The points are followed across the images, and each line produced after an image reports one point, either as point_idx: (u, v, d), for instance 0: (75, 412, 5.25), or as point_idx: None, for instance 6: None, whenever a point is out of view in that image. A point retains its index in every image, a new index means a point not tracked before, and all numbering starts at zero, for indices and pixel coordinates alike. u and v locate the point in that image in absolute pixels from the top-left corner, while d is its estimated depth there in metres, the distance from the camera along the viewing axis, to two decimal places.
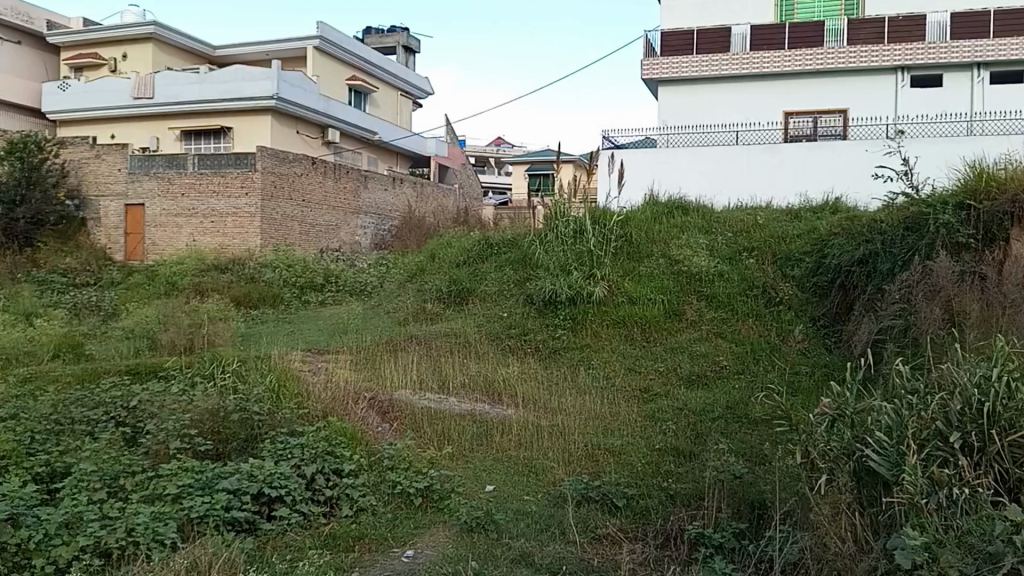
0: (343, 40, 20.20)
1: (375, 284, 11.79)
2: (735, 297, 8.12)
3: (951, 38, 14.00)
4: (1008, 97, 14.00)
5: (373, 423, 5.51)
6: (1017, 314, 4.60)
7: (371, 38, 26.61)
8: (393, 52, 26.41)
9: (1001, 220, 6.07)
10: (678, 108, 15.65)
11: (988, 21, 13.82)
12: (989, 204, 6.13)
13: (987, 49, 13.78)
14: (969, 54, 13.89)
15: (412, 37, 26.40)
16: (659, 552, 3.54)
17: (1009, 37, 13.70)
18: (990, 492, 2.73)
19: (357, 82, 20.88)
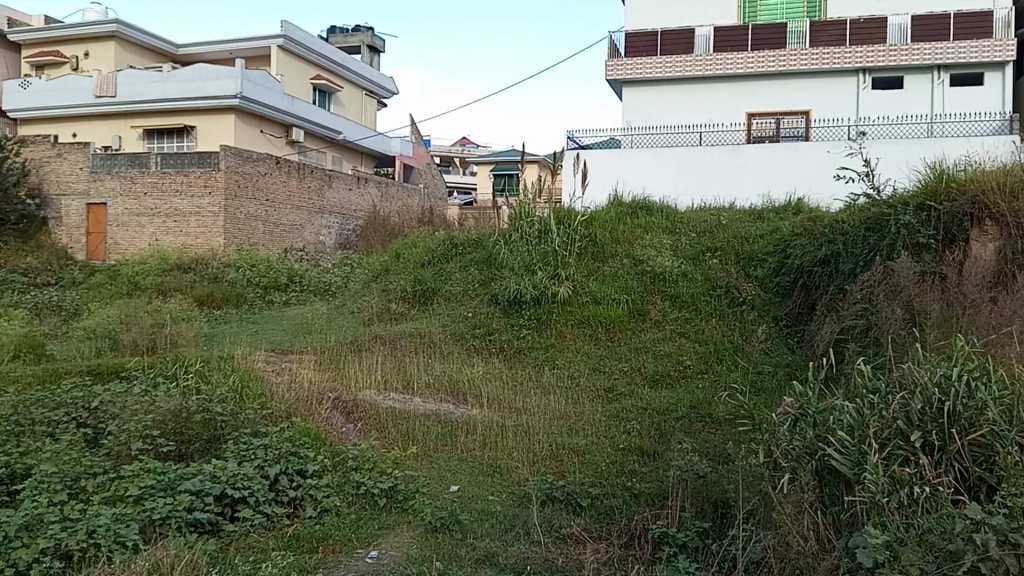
0: (307, 38, 20.06)
1: (339, 284, 11.73)
2: (698, 297, 8.16)
3: (912, 40, 14.18)
4: (967, 99, 14.20)
5: (337, 423, 5.47)
6: (977, 314, 4.66)
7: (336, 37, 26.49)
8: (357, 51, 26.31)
9: (961, 220, 6.14)
10: (642, 108, 15.73)
11: (949, 24, 14.03)
12: (949, 205, 6.20)
13: (947, 52, 13.97)
14: (929, 57, 14.06)
15: (376, 37, 26.32)
16: (623, 552, 3.54)
17: (968, 40, 13.90)
18: (950, 490, 2.75)
19: (321, 82, 20.75)
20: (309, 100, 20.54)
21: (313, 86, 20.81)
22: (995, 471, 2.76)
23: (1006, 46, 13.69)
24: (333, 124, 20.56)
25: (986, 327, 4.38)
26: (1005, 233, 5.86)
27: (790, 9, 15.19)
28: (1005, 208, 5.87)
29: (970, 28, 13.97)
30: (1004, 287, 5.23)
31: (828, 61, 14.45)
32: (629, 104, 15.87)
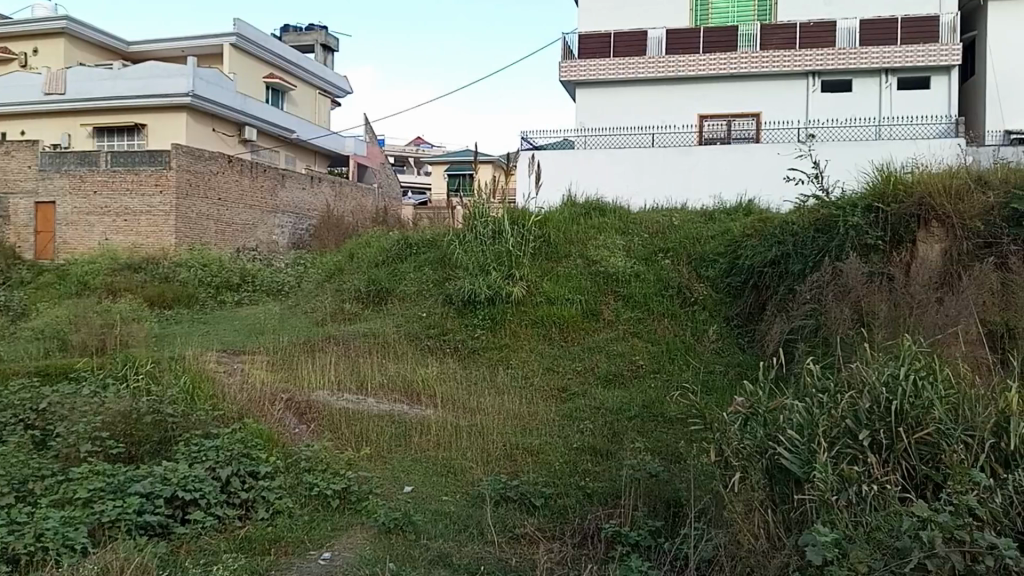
0: (259, 36, 19.88)
1: (292, 284, 11.60)
2: (651, 296, 8.22)
3: (861, 44, 14.38)
4: (913, 103, 14.46)
5: (290, 425, 5.43)
6: (923, 314, 4.74)
7: (289, 36, 26.30)
8: (310, 50, 26.13)
9: (908, 222, 6.24)
10: (595, 109, 15.82)
11: (896, 28, 14.26)
12: (897, 206, 6.30)
13: (894, 56, 14.20)
14: (877, 60, 14.29)
15: (330, 36, 26.15)
16: (577, 551, 3.54)
17: (914, 44, 14.13)
18: (898, 488, 2.79)
19: (274, 80, 20.57)
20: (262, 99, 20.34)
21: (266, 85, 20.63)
22: (942, 469, 2.80)
23: (952, 51, 13.95)
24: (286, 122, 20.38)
25: (933, 326, 4.46)
26: (951, 235, 5.97)
27: (740, 12, 15.34)
28: (950, 210, 5.98)
29: (916, 32, 14.20)
30: (949, 287, 5.33)
31: (778, 64, 14.66)
32: (583, 106, 15.96)
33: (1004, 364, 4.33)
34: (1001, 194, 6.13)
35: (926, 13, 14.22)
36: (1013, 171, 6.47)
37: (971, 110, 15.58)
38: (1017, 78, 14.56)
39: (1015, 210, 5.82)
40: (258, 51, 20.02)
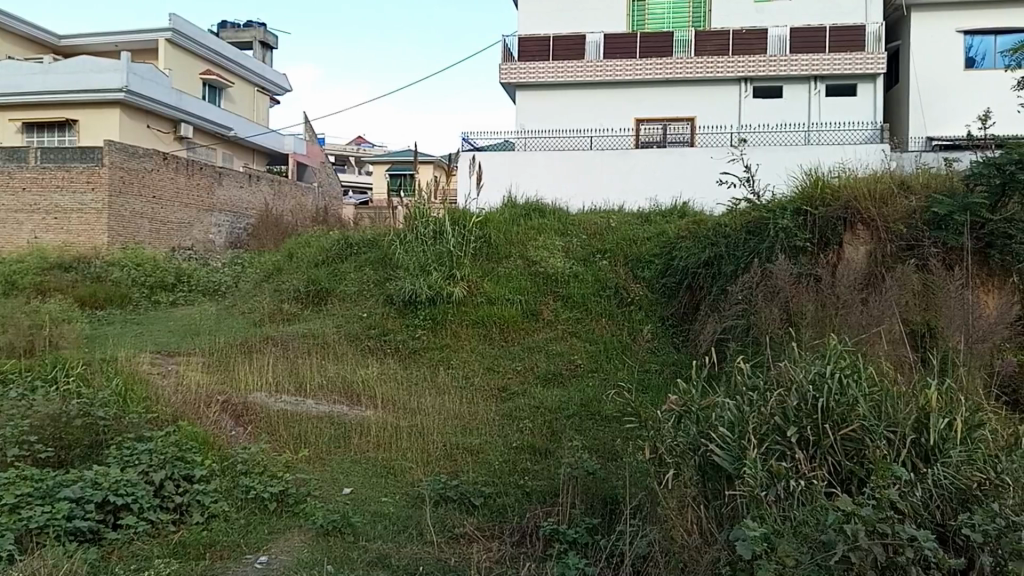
0: (195, 34, 19.61)
1: (229, 283, 11.46)
2: (589, 297, 8.30)
3: (790, 52, 14.78)
4: (841, 109, 14.87)
5: (227, 427, 5.37)
6: (849, 312, 4.85)
7: (226, 33, 25.99)
8: (248, 46, 25.84)
9: (835, 225, 6.42)
10: (535, 112, 16.01)
11: (824, 37, 14.66)
12: (824, 210, 6.48)
13: (822, 62, 14.61)
14: (806, 67, 14.68)
15: (269, 33, 25.91)
16: (515, 550, 3.56)
17: (842, 53, 14.51)
18: (824, 483, 2.86)
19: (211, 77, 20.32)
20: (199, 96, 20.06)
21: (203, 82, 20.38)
22: (865, 464, 2.88)
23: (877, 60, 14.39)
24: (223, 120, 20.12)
25: (857, 326, 4.58)
26: (876, 237, 6.17)
27: (676, 18, 15.74)
28: (874, 213, 6.19)
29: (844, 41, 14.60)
30: (873, 287, 5.48)
31: (711, 68, 14.97)
32: (524, 108, 16.09)
33: (923, 362, 4.48)
34: (922, 198, 6.32)
35: (853, 22, 14.64)
36: (935, 176, 6.66)
37: (896, 116, 16.00)
38: (940, 86, 14.97)
39: (934, 214, 5.93)
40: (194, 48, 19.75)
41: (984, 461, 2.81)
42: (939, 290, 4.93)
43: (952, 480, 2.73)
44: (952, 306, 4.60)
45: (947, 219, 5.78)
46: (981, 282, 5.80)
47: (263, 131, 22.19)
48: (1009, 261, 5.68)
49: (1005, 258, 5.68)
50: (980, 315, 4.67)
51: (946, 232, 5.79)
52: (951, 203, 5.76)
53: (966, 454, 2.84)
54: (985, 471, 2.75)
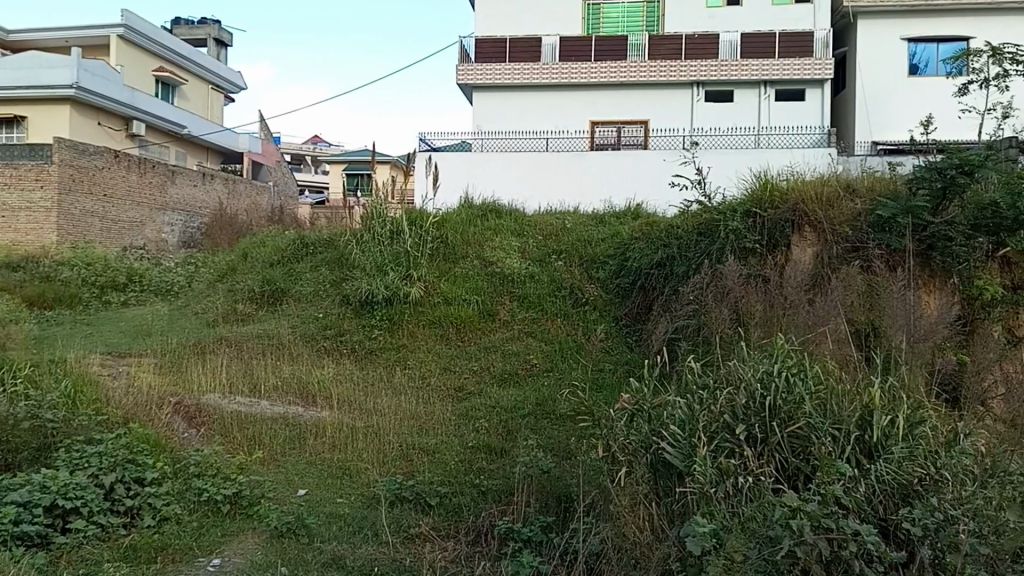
0: (147, 29, 19.36)
1: (182, 283, 11.33)
2: (545, 297, 8.33)
3: (741, 57, 15.24)
4: (789, 113, 15.29)
5: (179, 429, 5.31)
6: (796, 312, 4.92)
7: (179, 30, 25.72)
8: (202, 43, 25.59)
9: (783, 227, 6.53)
10: (492, 113, 16.17)
11: (774, 42, 15.17)
12: (772, 212, 6.58)
13: (772, 68, 15.07)
14: (757, 72, 15.13)
15: (223, 30, 25.68)
16: (470, 549, 3.58)
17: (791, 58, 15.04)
18: (772, 480, 2.91)
19: (164, 74, 20.09)
20: (151, 93, 19.83)
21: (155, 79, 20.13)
22: (811, 460, 2.94)
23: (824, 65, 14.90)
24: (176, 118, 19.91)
25: (803, 326, 4.66)
26: (823, 238, 6.29)
27: (632, 23, 16.10)
28: (821, 216, 6.32)
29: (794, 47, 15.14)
30: (819, 287, 5.58)
31: (665, 73, 15.38)
32: (481, 108, 16.20)
33: (868, 360, 4.59)
34: (867, 201, 6.43)
35: (802, 28, 15.13)
36: (879, 179, 6.80)
37: (842, 121, 16.41)
38: (885, 92, 15.27)
39: (878, 217, 6.06)
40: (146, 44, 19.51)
41: (924, 456, 2.87)
42: (883, 291, 5.03)
43: (893, 476, 2.79)
44: (895, 305, 4.70)
45: (891, 221, 5.91)
46: (922, 282, 5.91)
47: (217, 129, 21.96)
48: (950, 262, 5.82)
49: (946, 260, 5.81)
50: (922, 315, 4.77)
51: (890, 234, 5.93)
52: (895, 206, 5.88)
53: (907, 450, 2.90)
54: (925, 467, 2.81)
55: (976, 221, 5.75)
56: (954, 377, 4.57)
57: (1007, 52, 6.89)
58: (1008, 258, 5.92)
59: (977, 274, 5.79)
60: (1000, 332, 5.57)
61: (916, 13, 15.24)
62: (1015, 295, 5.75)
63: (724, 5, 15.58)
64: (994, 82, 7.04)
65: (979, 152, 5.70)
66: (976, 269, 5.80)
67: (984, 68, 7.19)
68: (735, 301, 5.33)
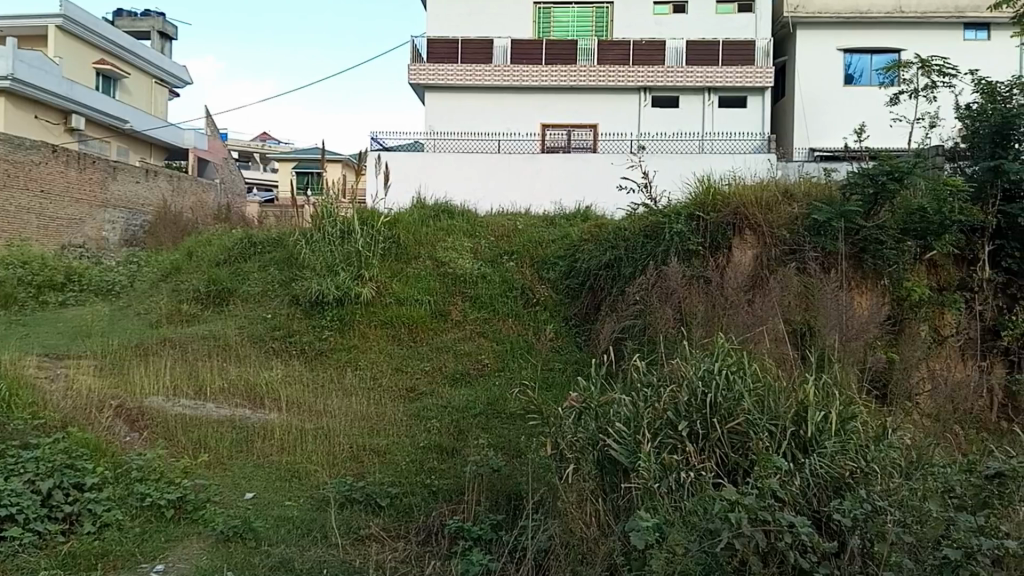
0: (87, 20, 19.11)
1: (124, 283, 11.19)
2: (496, 297, 8.38)
3: (685, 64, 15.88)
4: (732, 120, 16.08)
5: (120, 432, 5.24)
6: (736, 311, 5.02)
7: (122, 22, 25.38)
8: (146, 37, 25.30)
9: (725, 230, 6.63)
10: (444, 114, 16.19)
11: (717, 50, 15.85)
12: (715, 215, 6.68)
13: (716, 75, 15.78)
14: (701, 79, 15.80)
15: (167, 23, 25.41)
16: (421, 549, 3.62)
17: (734, 65, 15.81)
18: (712, 474, 3.01)
19: (105, 66, 19.83)
20: (92, 86, 19.56)
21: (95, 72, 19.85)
22: (749, 455, 3.05)
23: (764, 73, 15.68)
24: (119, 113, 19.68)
25: (743, 325, 4.77)
26: (762, 242, 6.41)
27: (580, 26, 16.46)
28: (761, 219, 6.44)
29: (737, 55, 15.87)
30: (759, 287, 5.70)
31: (614, 78, 15.84)
32: (432, 109, 16.18)
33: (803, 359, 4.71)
34: (804, 205, 6.59)
35: (743, 37, 15.92)
36: (816, 185, 6.95)
37: (780, 128, 17.16)
38: (821, 97, 16.18)
39: (814, 220, 6.22)
40: (86, 36, 19.25)
41: (856, 451, 2.99)
42: (819, 292, 5.14)
43: (827, 469, 2.90)
44: (829, 306, 4.81)
45: (826, 225, 6.07)
46: (855, 284, 6.04)
47: (162, 125, 21.75)
48: (881, 264, 5.98)
49: (877, 262, 5.97)
50: (854, 315, 4.91)
51: (824, 237, 6.09)
52: (830, 210, 6.06)
53: (840, 444, 3.02)
54: (855, 461, 2.93)
55: (905, 225, 5.96)
56: (884, 375, 4.70)
57: (937, 65, 7.05)
58: (936, 261, 6.17)
59: (906, 277, 5.95)
60: (926, 331, 5.73)
61: (849, 25, 16.18)
62: (939, 296, 6.02)
63: (670, 12, 16.20)
64: (923, 93, 7.18)
65: (907, 161, 6.10)
66: (906, 270, 5.96)
67: (913, 80, 7.35)
68: (679, 301, 5.41)
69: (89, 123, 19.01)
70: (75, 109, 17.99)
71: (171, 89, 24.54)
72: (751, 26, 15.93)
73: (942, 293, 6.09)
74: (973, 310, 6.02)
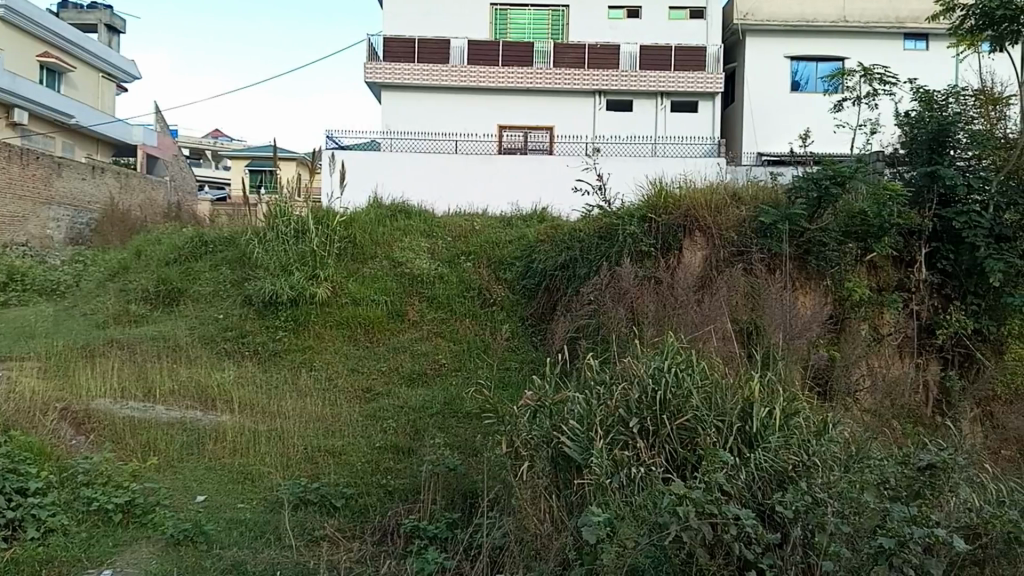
0: (32, 12, 18.81)
1: (69, 282, 11.02)
2: (453, 297, 8.41)
3: (640, 68, 16.12)
4: (685, 124, 16.33)
5: (66, 436, 5.16)
6: (685, 310, 5.09)
7: (68, 14, 25.03)
8: (92, 30, 24.98)
9: (676, 232, 6.72)
10: (400, 114, 16.11)
11: (670, 55, 16.13)
12: (666, 217, 6.77)
13: (669, 80, 16.03)
14: (655, 84, 16.05)
15: (115, 16, 25.11)
16: (376, 549, 3.65)
17: (686, 70, 16.07)
18: (661, 469, 3.07)
19: (49, 60, 19.54)
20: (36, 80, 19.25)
21: (40, 65, 19.56)
22: (697, 451, 3.11)
23: (716, 79, 15.97)
24: (64, 108, 19.41)
25: (692, 325, 4.85)
26: (711, 243, 6.52)
27: (537, 29, 16.66)
28: (710, 221, 6.53)
29: (688, 61, 16.14)
30: (708, 288, 5.79)
31: (570, 81, 15.96)
32: (388, 108, 16.11)
33: (750, 358, 4.81)
34: (752, 208, 6.69)
35: (695, 43, 16.20)
36: (763, 188, 7.07)
37: (731, 133, 17.41)
38: (768, 103, 16.47)
39: (762, 223, 6.34)
40: (30, 28, 18.96)
41: (798, 445, 3.08)
42: (765, 293, 5.24)
43: (771, 463, 2.97)
44: (774, 307, 4.92)
45: (772, 227, 6.21)
46: (799, 284, 6.20)
47: (107, 121, 21.51)
48: (823, 265, 6.15)
49: (820, 263, 6.13)
50: (798, 315, 5.03)
51: (770, 240, 6.21)
52: (775, 213, 6.21)
53: (783, 439, 3.11)
54: (799, 454, 3.01)
55: (847, 227, 6.12)
56: (826, 372, 4.81)
57: (878, 72, 7.21)
58: (875, 262, 6.30)
59: (848, 277, 6.12)
60: (867, 330, 5.96)
61: (798, 33, 16.43)
62: (879, 295, 6.17)
63: (625, 17, 16.50)
64: (864, 100, 7.32)
65: (849, 165, 6.20)
66: (846, 272, 6.12)
67: (855, 87, 7.51)
68: (631, 301, 5.48)
69: (31, 117, 18.74)
70: (18, 102, 17.72)
71: (118, 83, 24.25)
72: (700, 33, 16.32)
73: (881, 294, 6.21)
74: (909, 309, 6.19)
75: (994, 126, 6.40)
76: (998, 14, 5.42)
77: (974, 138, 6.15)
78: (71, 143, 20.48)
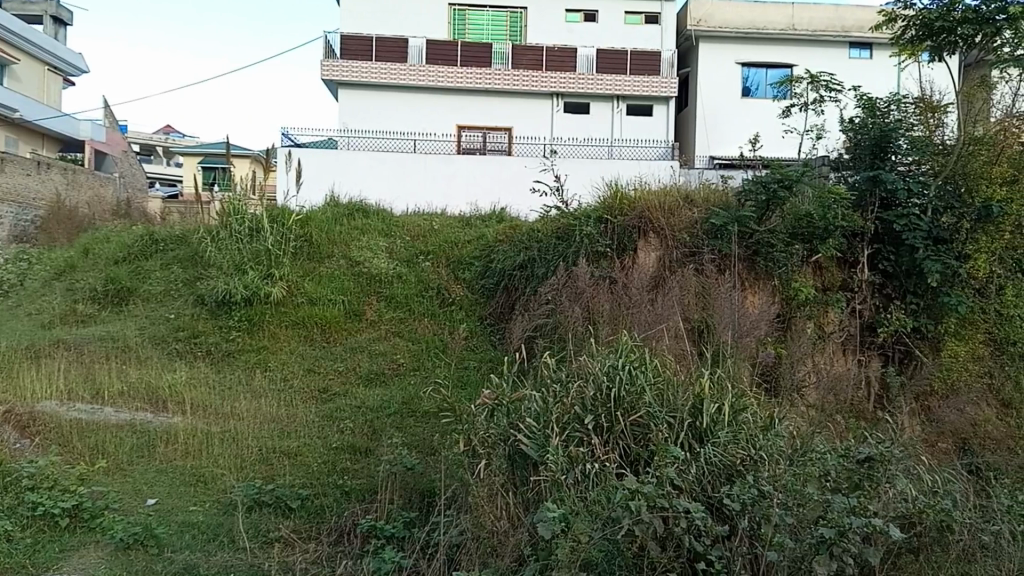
0: None
1: (13, 280, 10.83)
2: (412, 297, 8.42)
3: (596, 71, 16.24)
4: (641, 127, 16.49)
5: (10, 439, 5.09)
6: (637, 310, 5.15)
7: (11, 5, 24.60)
8: (38, 21, 24.61)
9: (631, 233, 6.80)
10: (358, 111, 16.01)
11: (626, 59, 16.27)
12: (622, 219, 6.86)
13: (625, 83, 16.17)
14: (612, 86, 16.17)
15: (61, 8, 24.76)
16: (332, 549, 3.67)
17: (641, 75, 16.23)
18: (615, 465, 3.13)
19: None
20: None
21: None
22: (649, 447, 3.17)
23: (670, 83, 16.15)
24: (8, 103, 19.05)
25: (644, 325, 4.92)
26: (665, 244, 6.62)
27: (495, 30, 16.77)
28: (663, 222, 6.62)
29: (643, 65, 16.30)
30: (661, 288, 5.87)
31: (528, 82, 16.04)
32: (345, 107, 16.01)
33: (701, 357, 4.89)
34: (704, 210, 6.78)
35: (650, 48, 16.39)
36: (715, 190, 7.18)
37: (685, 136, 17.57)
38: (722, 107, 16.63)
39: (713, 225, 6.44)
40: None
41: (746, 441, 3.15)
42: (715, 292, 5.33)
43: (720, 457, 3.03)
44: (723, 307, 5.00)
45: (723, 229, 6.32)
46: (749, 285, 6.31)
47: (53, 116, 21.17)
48: (772, 266, 6.25)
49: (769, 264, 6.24)
50: (746, 313, 5.12)
51: (721, 241, 6.31)
52: (726, 215, 6.32)
53: (732, 434, 3.18)
54: (746, 449, 3.07)
55: (794, 229, 6.24)
56: (773, 371, 4.92)
57: (825, 80, 7.32)
58: (822, 263, 6.42)
59: (796, 278, 6.23)
60: (816, 330, 6.07)
61: (748, 39, 16.66)
62: (825, 295, 6.27)
63: (582, 20, 16.68)
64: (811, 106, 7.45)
65: (798, 170, 6.33)
66: (794, 272, 6.22)
67: (802, 93, 7.63)
68: (586, 301, 5.53)
69: None
70: None
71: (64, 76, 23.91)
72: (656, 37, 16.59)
73: (826, 294, 6.32)
74: (853, 309, 6.30)
75: (934, 132, 6.55)
76: (937, 25, 5.58)
77: (914, 145, 6.32)
78: (15, 138, 20.11)
